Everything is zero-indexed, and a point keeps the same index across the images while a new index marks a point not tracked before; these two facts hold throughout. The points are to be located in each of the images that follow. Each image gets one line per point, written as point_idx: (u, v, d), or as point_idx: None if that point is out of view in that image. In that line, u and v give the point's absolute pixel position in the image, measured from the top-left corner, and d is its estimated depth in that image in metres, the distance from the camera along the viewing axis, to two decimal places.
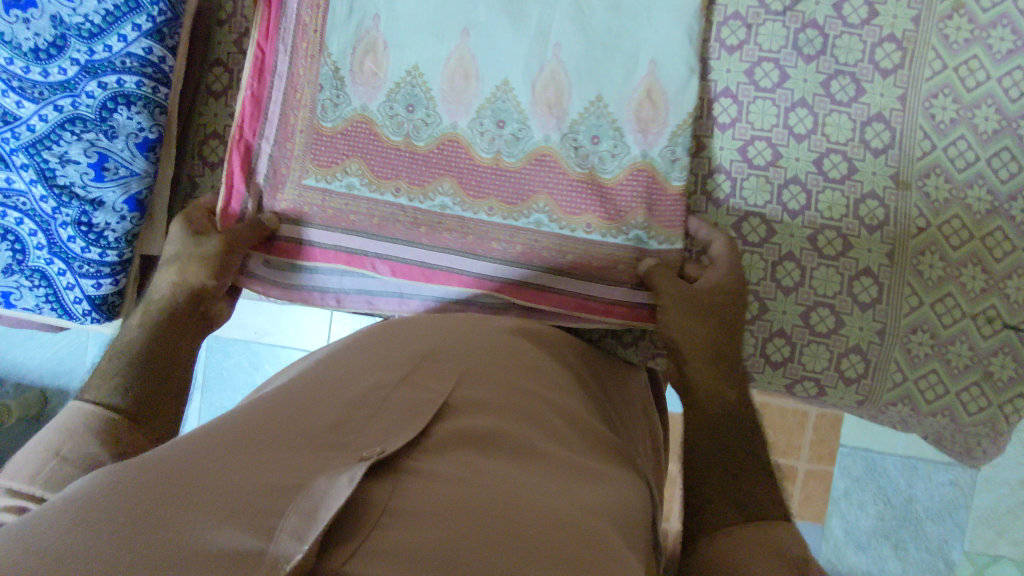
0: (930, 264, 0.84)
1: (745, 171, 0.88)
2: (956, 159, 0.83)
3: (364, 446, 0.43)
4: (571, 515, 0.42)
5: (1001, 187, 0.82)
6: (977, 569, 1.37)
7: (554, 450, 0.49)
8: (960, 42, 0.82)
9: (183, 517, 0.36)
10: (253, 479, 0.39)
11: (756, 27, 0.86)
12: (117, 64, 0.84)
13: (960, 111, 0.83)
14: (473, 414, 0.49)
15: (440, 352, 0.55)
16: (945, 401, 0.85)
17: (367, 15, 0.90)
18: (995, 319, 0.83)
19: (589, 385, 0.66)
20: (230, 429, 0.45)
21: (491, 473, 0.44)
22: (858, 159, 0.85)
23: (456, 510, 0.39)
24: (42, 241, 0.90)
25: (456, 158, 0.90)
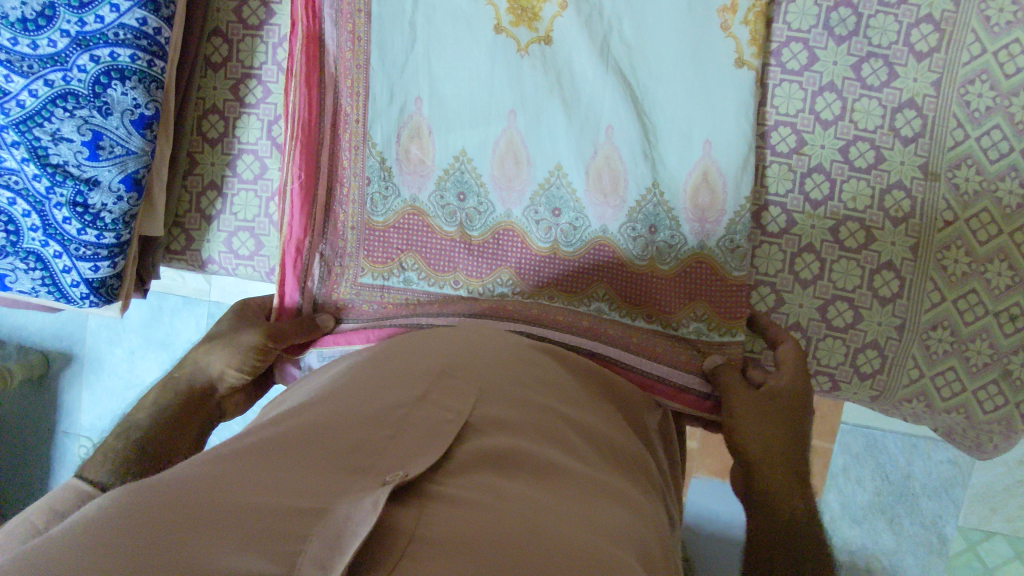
0: (954, 260, 0.81)
1: (768, 159, 0.84)
2: (989, 150, 0.79)
3: (386, 469, 0.41)
4: (601, 543, 0.40)
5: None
6: (969, 544, 1.37)
7: (577, 472, 0.47)
8: (1002, 25, 0.76)
9: (198, 542, 0.33)
10: (271, 500, 0.37)
11: (786, 5, 0.81)
12: (109, 36, 0.81)
13: (997, 99, 0.78)
14: (496, 435, 0.47)
15: (459, 369, 0.53)
16: (960, 398, 0.83)
17: (408, 99, 0.90)
18: (1018, 318, 0.80)
19: (607, 401, 0.64)
20: (244, 450, 0.42)
21: (517, 498, 0.41)
22: (886, 148, 0.81)
23: (486, 535, 0.37)
24: (37, 222, 0.87)
25: (511, 247, 0.90)
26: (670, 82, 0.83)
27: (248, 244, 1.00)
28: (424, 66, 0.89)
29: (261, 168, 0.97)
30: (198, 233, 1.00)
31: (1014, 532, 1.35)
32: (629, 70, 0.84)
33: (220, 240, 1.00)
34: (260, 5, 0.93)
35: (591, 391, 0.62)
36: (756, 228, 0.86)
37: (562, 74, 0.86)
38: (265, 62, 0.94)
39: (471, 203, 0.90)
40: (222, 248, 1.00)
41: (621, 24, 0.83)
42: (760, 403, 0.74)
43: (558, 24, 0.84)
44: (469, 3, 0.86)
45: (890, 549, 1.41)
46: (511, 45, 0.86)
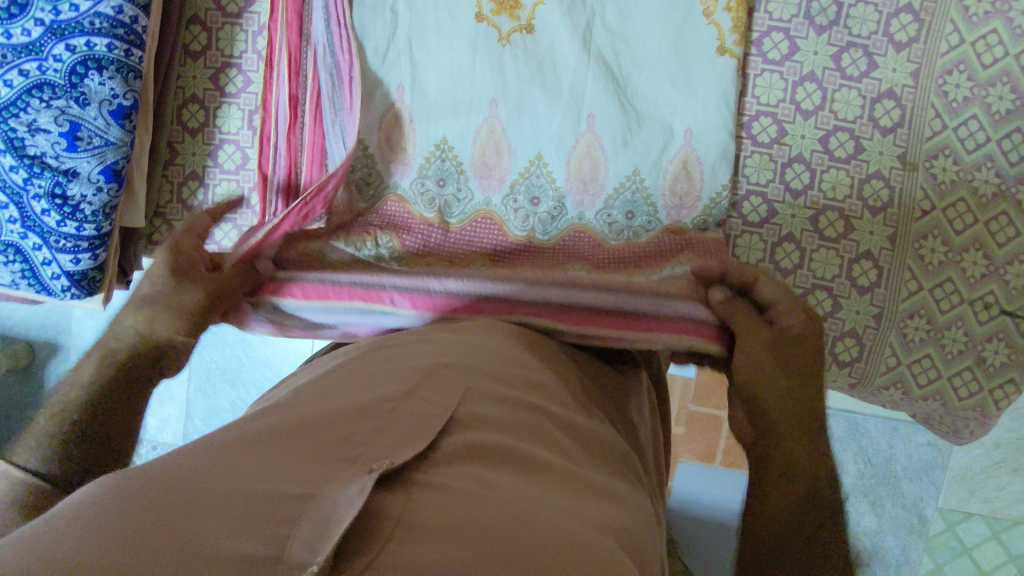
0: (931, 249, 0.82)
1: (748, 149, 0.85)
2: (966, 140, 0.79)
3: (374, 456, 0.41)
4: (587, 530, 0.40)
5: (1009, 169, 0.79)
6: (949, 524, 1.40)
7: (563, 466, 0.47)
8: (980, 15, 0.77)
9: (187, 528, 0.33)
10: (258, 488, 0.37)
11: None
12: (86, 24, 0.80)
13: (973, 89, 0.78)
14: (481, 430, 0.47)
15: (445, 368, 0.53)
16: (937, 385, 0.84)
17: (391, 85, 0.89)
18: (992, 305, 0.82)
19: (594, 403, 0.63)
20: (229, 445, 0.42)
21: (502, 486, 0.41)
22: (866, 138, 0.82)
23: (471, 521, 0.37)
24: (15, 214, 0.86)
25: (487, 233, 0.89)
26: (652, 70, 0.83)
27: (230, 236, 0.99)
28: (406, 53, 0.88)
29: (243, 157, 0.97)
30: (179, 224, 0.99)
31: (991, 512, 1.38)
32: (612, 58, 0.84)
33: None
34: None
35: (577, 391, 0.62)
36: (736, 217, 0.86)
37: (544, 62, 0.85)
38: (246, 50, 0.94)
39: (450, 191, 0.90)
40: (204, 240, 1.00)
41: (603, 10, 0.83)
42: (764, 361, 0.63)
43: (540, 12, 0.84)
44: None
45: (871, 530, 1.43)
46: (493, 33, 0.86)
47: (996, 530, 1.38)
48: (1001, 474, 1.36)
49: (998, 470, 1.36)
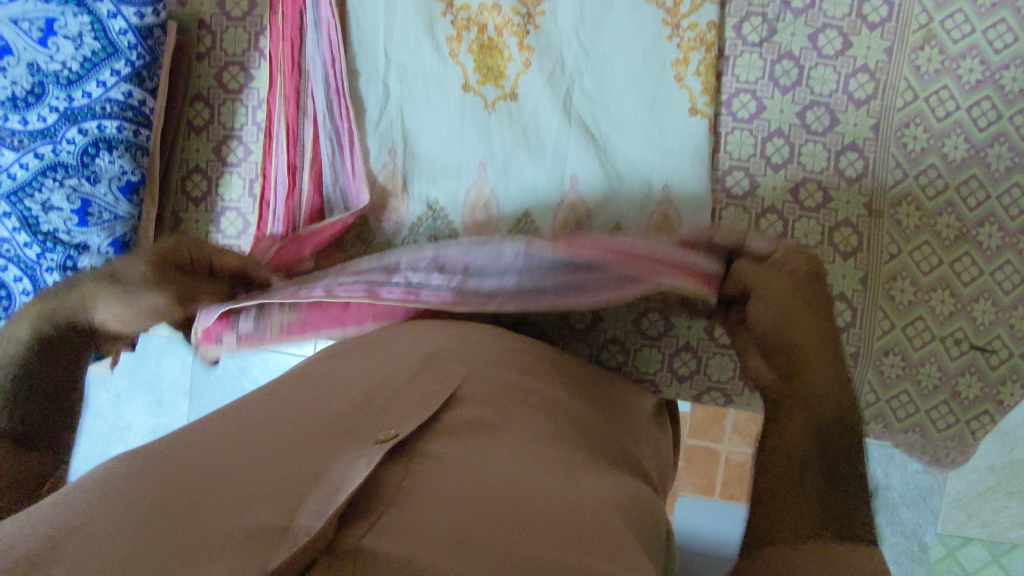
0: (901, 290, 0.85)
1: (724, 201, 0.88)
2: (926, 187, 0.84)
3: (379, 430, 0.41)
4: (589, 500, 0.39)
5: (968, 214, 0.83)
6: (948, 549, 1.25)
7: (565, 444, 0.46)
8: (931, 73, 0.83)
9: (193, 507, 0.34)
10: (261, 469, 0.37)
11: (734, 58, 0.87)
12: (97, 109, 0.87)
13: (930, 140, 0.83)
14: (483, 405, 0.46)
15: (445, 356, 0.52)
16: (915, 419, 0.86)
17: (382, 152, 0.95)
18: (962, 342, 0.84)
19: (614, 400, 0.64)
20: (228, 428, 0.42)
21: (502, 459, 0.41)
22: (833, 187, 0.86)
23: (470, 496, 0.37)
24: (28, 285, 0.88)
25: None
26: (632, 129, 0.88)
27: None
28: (398, 122, 0.94)
29: (245, 223, 1.00)
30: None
31: (990, 536, 1.24)
32: (592, 120, 0.89)
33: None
34: (240, 70, 0.97)
35: (598, 387, 0.63)
36: None
37: (529, 126, 0.91)
38: (245, 124, 0.98)
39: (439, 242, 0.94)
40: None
41: (582, 78, 0.88)
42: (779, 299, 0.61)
43: (522, 81, 0.90)
44: (438, 65, 0.92)
45: None
46: (480, 102, 0.91)
47: (996, 555, 1.24)
48: (999, 498, 1.22)
49: (995, 495, 1.23)
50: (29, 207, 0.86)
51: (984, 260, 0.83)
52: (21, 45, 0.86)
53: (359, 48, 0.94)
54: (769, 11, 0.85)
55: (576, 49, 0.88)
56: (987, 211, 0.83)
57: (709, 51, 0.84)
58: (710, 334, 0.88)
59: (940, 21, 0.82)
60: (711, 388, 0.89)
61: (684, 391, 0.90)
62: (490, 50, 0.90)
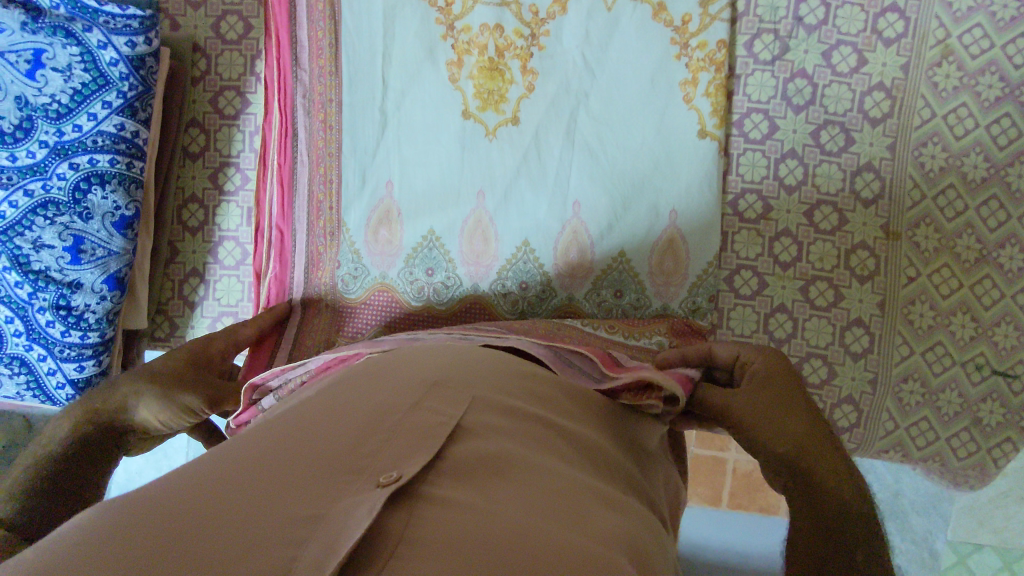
0: (920, 314, 0.82)
1: (736, 226, 0.86)
2: (945, 209, 0.81)
3: (379, 469, 0.39)
4: (602, 543, 0.37)
5: (989, 235, 0.81)
6: (959, 558, 1.20)
7: (575, 479, 0.44)
8: (949, 90, 0.80)
9: (183, 558, 0.31)
10: (257, 512, 0.35)
11: (745, 77, 0.84)
12: (88, 143, 0.85)
13: (949, 160, 0.81)
14: (488, 437, 0.44)
15: (448, 382, 0.50)
16: (935, 447, 0.83)
17: (380, 182, 0.92)
18: (983, 366, 0.82)
19: (621, 421, 0.61)
20: (220, 467, 0.40)
21: (509, 498, 0.39)
22: (848, 210, 0.84)
23: (481, 538, 0.34)
24: (20, 327, 0.88)
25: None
26: (636, 153, 0.86)
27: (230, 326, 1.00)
28: (395, 149, 0.91)
29: (243, 254, 0.99)
30: (181, 320, 1.00)
31: (1003, 543, 1.18)
32: (598, 142, 0.87)
33: (202, 323, 1.00)
34: (236, 95, 0.96)
35: (610, 410, 0.61)
36: (728, 291, 0.87)
37: (530, 151, 0.88)
38: (242, 150, 0.97)
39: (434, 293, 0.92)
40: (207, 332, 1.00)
41: (588, 100, 0.86)
42: (753, 399, 0.59)
43: (523, 106, 0.88)
44: (437, 89, 0.89)
45: None
46: (480, 129, 0.89)
47: (1008, 561, 1.19)
48: (1010, 505, 1.16)
49: (1007, 500, 1.16)
50: (20, 247, 0.85)
51: (1005, 282, 0.81)
52: (9, 77, 0.83)
53: (355, 72, 0.90)
54: (781, 28, 0.82)
55: (581, 69, 0.86)
56: (1009, 232, 0.80)
57: (719, 71, 0.82)
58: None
59: (958, 36, 0.79)
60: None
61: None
62: (490, 72, 0.88)
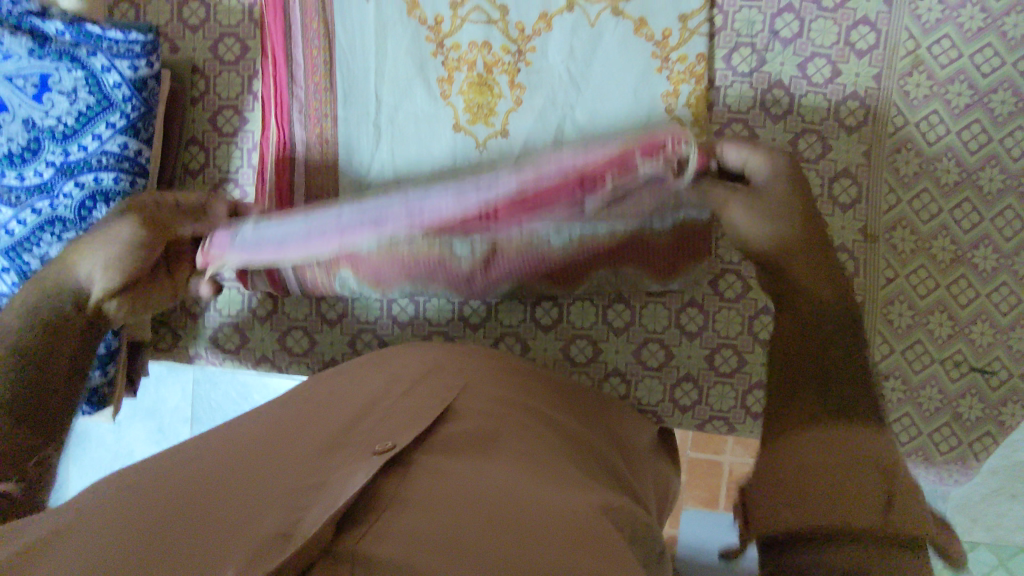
0: (899, 313, 0.85)
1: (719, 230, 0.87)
2: (920, 212, 0.84)
3: (375, 440, 0.41)
4: (579, 507, 0.38)
5: (963, 236, 0.84)
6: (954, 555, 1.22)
7: (559, 456, 0.46)
8: (920, 98, 0.83)
9: (193, 525, 0.34)
10: (260, 482, 0.37)
11: (724, 89, 0.87)
12: (93, 162, 0.87)
13: (922, 165, 0.84)
14: (479, 416, 0.46)
15: (439, 372, 0.52)
16: (918, 441, 0.86)
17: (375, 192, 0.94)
18: (962, 363, 0.84)
19: (597, 407, 0.65)
20: (221, 447, 0.42)
21: (499, 467, 0.41)
22: (828, 215, 0.86)
23: (471, 503, 0.37)
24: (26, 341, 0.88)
25: (441, 274, 0.88)
26: None
27: (233, 339, 0.99)
28: (390, 162, 0.94)
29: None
30: (185, 332, 1.01)
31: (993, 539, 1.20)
32: None
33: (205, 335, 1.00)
34: (234, 113, 0.99)
35: (588, 400, 0.65)
36: (713, 294, 0.87)
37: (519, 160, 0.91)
38: (240, 166, 1.00)
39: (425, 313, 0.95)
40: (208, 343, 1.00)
41: (574, 112, 0.89)
42: (767, 215, 0.56)
43: (512, 119, 0.91)
44: (430, 106, 0.92)
45: None
46: (470, 142, 0.92)
47: (1003, 557, 1.21)
48: (1004, 502, 1.15)
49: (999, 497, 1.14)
50: (28, 264, 0.87)
51: (979, 281, 0.84)
52: (17, 101, 0.86)
53: (349, 90, 0.94)
54: (758, 41, 0.86)
55: (566, 83, 0.89)
56: (983, 233, 0.83)
57: (698, 83, 0.86)
58: (710, 362, 0.88)
59: (927, 46, 0.82)
60: (714, 417, 0.88)
61: (686, 422, 0.90)
62: (479, 87, 0.91)
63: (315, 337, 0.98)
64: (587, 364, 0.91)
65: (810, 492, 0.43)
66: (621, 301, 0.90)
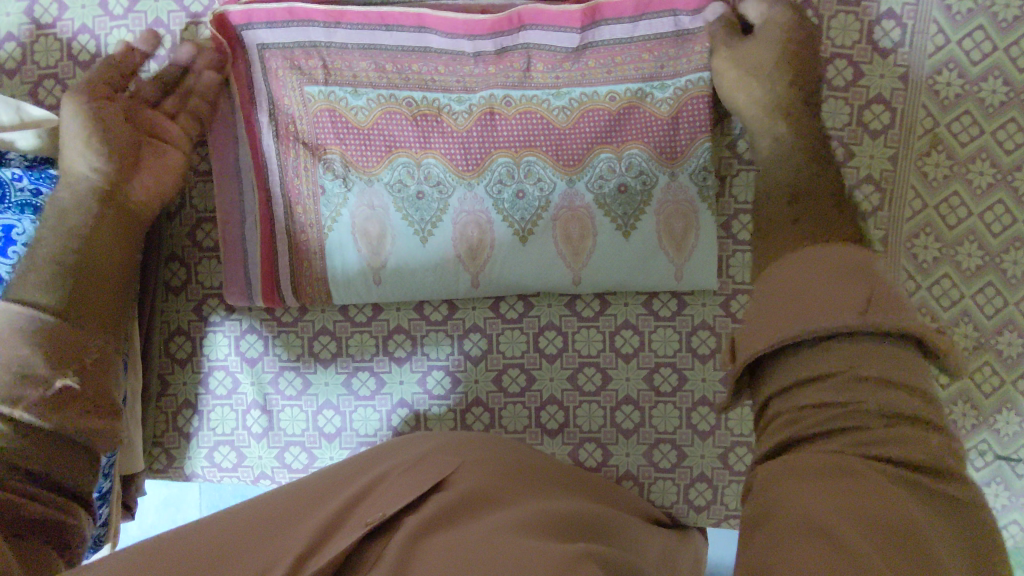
0: None
1: (731, 328, 0.79)
2: (941, 298, 0.83)
3: (370, 512, 0.51)
4: (540, 550, 0.45)
5: (987, 322, 0.83)
6: None
7: (540, 517, 0.53)
8: (940, 179, 0.82)
9: None
10: (261, 558, 0.46)
11: (731, 178, 0.78)
12: None
13: (943, 250, 0.82)
14: (469, 487, 0.55)
15: (436, 456, 0.60)
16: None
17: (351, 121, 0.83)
18: (986, 452, 0.85)
19: (587, 482, 0.71)
20: (242, 518, 0.53)
21: (476, 529, 0.49)
22: None
23: (447, 556, 0.45)
24: None
25: (437, 134, 0.76)
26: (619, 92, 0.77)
27: (230, 457, 0.86)
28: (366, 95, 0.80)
29: (235, 383, 0.84)
30: (178, 451, 0.86)
31: None
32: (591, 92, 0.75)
33: (200, 454, 0.86)
34: (214, 225, 0.83)
35: (588, 482, 0.71)
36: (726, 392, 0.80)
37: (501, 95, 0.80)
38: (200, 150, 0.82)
39: (409, 236, 0.78)
40: (204, 463, 0.86)
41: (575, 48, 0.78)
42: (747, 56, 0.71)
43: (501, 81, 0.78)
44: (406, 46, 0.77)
45: None
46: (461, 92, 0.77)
47: None
48: None
49: None
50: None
51: (1003, 367, 0.83)
52: None
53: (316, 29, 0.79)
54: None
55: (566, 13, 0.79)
56: (1006, 318, 0.82)
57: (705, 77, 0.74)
58: (724, 461, 0.81)
59: (946, 123, 0.81)
60: (730, 516, 0.83)
61: (703, 521, 0.83)
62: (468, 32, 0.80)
63: (314, 452, 0.85)
64: (597, 469, 0.83)
65: (779, 315, 0.52)
66: (629, 402, 0.81)
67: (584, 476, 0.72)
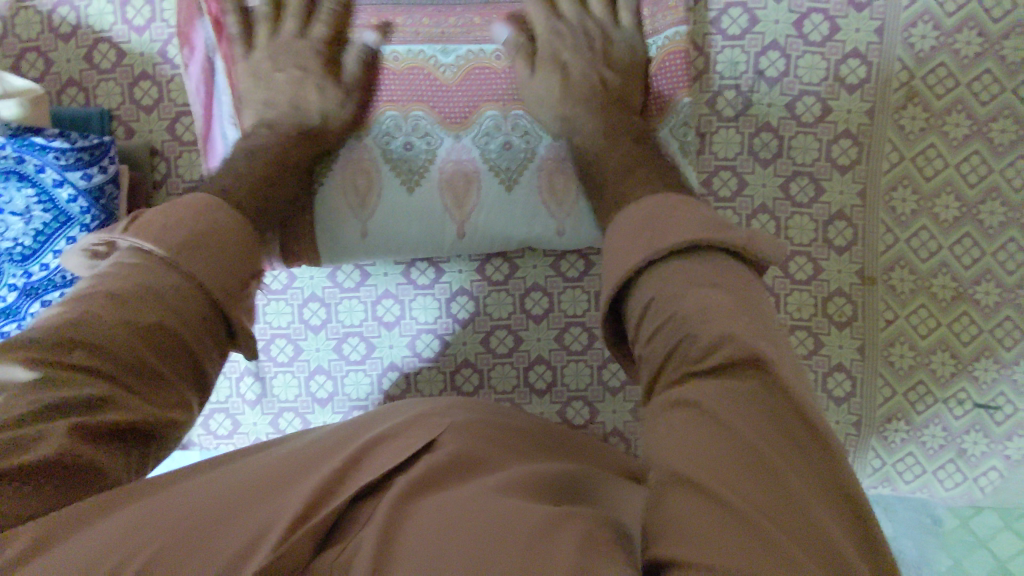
0: (900, 355, 0.86)
1: None
2: (919, 250, 0.85)
3: (354, 467, 0.50)
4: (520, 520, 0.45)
5: (964, 272, 0.84)
6: None
7: (524, 482, 0.53)
8: (917, 132, 0.83)
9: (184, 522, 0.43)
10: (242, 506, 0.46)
11: (710, 136, 0.83)
12: (58, 279, 0.77)
13: (920, 203, 0.84)
14: (457, 450, 0.54)
15: (427, 416, 0.59)
16: (923, 479, 0.90)
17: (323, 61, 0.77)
18: (965, 401, 0.87)
19: (573, 443, 0.70)
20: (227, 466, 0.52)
21: (461, 494, 0.49)
22: (823, 259, 0.85)
23: (429, 526, 0.45)
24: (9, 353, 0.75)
25: (427, 88, 0.77)
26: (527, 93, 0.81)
27: (225, 424, 0.87)
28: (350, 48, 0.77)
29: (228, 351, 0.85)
30: None
31: None
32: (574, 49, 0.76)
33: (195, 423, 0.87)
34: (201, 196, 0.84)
35: (572, 440, 0.71)
36: None
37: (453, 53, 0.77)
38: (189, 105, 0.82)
39: (396, 186, 0.77)
40: (200, 431, 0.88)
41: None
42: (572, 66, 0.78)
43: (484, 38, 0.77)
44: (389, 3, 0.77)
45: None
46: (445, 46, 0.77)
47: None
48: None
49: None
50: None
51: (981, 317, 0.85)
52: None
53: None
54: (743, 82, 0.82)
55: None
56: (982, 269, 0.84)
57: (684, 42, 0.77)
58: None
59: (921, 77, 0.82)
60: None
61: None
62: None
63: (307, 417, 0.87)
64: (586, 426, 0.85)
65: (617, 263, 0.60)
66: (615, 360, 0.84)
67: (569, 435, 0.72)
